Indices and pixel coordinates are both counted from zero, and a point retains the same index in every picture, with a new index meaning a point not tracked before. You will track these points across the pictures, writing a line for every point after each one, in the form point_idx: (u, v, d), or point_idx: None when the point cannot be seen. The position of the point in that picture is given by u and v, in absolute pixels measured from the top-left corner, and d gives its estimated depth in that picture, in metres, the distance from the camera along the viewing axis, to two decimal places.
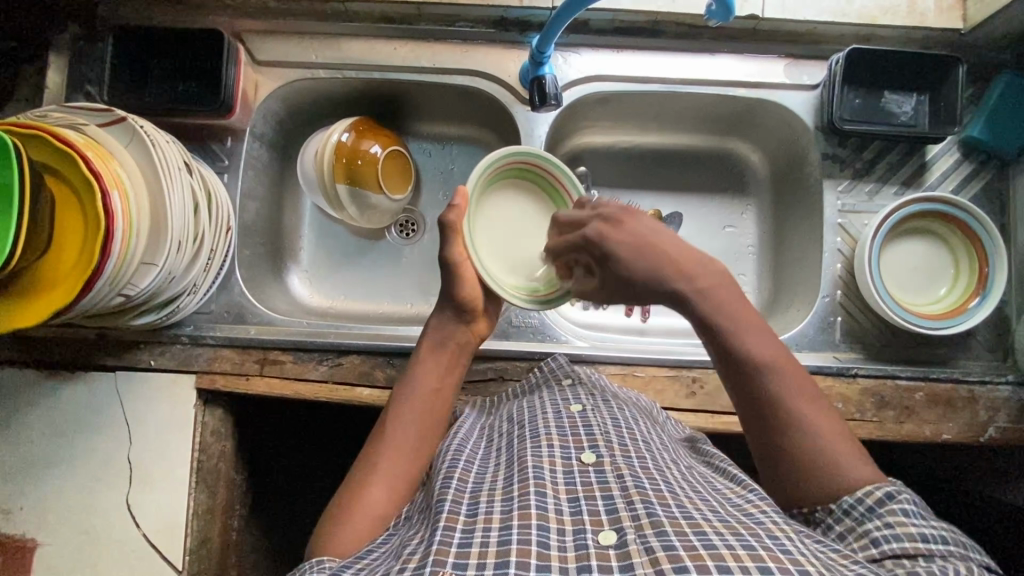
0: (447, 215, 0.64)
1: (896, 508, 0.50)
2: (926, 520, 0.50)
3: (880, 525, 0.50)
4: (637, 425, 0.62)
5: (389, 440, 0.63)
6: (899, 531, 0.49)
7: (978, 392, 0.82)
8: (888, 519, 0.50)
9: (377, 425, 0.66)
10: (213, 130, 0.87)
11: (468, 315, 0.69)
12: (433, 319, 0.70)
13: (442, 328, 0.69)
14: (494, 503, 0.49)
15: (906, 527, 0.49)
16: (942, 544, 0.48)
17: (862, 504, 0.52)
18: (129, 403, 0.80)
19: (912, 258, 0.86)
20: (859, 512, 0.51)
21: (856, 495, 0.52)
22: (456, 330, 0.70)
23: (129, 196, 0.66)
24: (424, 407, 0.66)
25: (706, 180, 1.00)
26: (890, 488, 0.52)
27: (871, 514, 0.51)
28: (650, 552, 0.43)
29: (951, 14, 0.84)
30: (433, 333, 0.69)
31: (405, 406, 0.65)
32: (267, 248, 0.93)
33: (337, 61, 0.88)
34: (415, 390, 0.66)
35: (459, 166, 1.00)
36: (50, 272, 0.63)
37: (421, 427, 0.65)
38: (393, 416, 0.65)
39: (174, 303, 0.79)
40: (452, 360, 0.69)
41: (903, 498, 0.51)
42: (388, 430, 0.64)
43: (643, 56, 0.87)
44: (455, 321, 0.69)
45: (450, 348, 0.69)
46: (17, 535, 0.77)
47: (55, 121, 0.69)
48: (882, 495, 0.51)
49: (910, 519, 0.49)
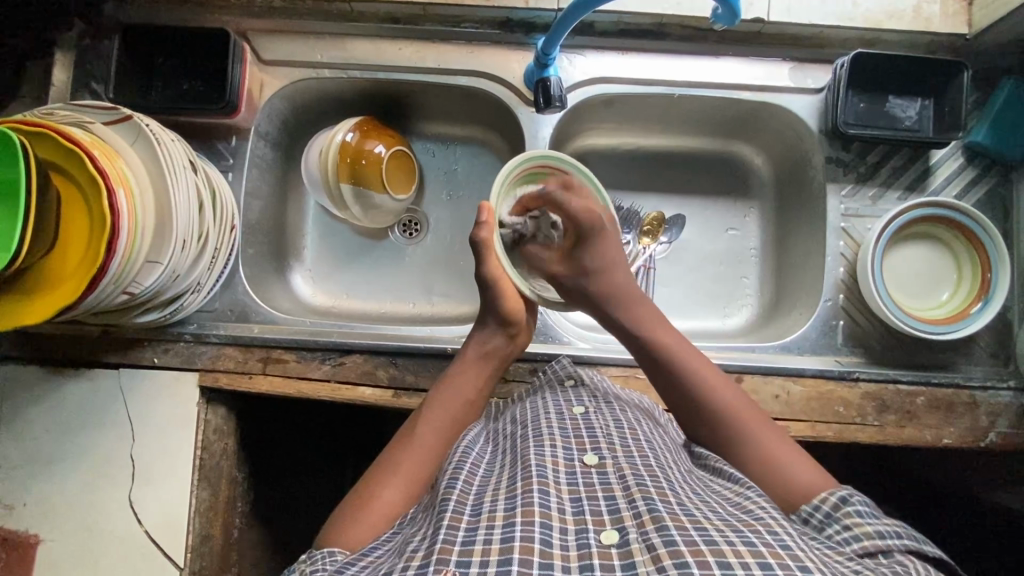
0: (475, 232, 0.68)
1: (851, 510, 0.50)
2: (879, 518, 0.50)
3: (839, 529, 0.49)
4: (639, 425, 0.63)
5: (414, 443, 0.64)
6: (857, 532, 0.48)
7: (979, 397, 0.83)
8: (847, 522, 0.49)
9: (402, 429, 0.67)
10: (217, 129, 0.87)
11: (511, 329, 0.72)
12: (476, 331, 0.73)
13: (486, 342, 0.71)
14: (498, 502, 0.49)
15: (862, 526, 0.49)
16: (896, 538, 0.48)
17: (819, 511, 0.51)
18: (132, 399, 0.80)
19: (916, 264, 0.87)
20: (819, 519, 0.51)
21: (814, 501, 0.52)
22: (499, 343, 0.72)
23: (135, 194, 0.66)
24: (455, 414, 0.67)
25: (710, 183, 1.01)
26: (842, 491, 0.52)
27: (830, 518, 0.50)
28: (651, 549, 0.43)
29: (957, 19, 0.84)
30: (475, 346, 0.72)
31: (435, 410, 0.67)
32: (271, 246, 0.94)
33: (341, 61, 0.88)
34: (451, 396, 0.68)
35: (462, 167, 1.00)
36: (58, 268, 0.64)
37: (448, 433, 0.66)
38: (422, 422, 0.66)
39: (180, 300, 0.79)
40: (491, 374, 0.71)
41: (857, 499, 0.51)
42: (414, 435, 0.65)
43: (647, 58, 0.87)
44: (498, 335, 0.72)
45: (493, 362, 0.72)
46: (19, 530, 0.77)
47: (63, 118, 0.69)
48: (836, 499, 0.51)
49: (865, 519, 0.49)
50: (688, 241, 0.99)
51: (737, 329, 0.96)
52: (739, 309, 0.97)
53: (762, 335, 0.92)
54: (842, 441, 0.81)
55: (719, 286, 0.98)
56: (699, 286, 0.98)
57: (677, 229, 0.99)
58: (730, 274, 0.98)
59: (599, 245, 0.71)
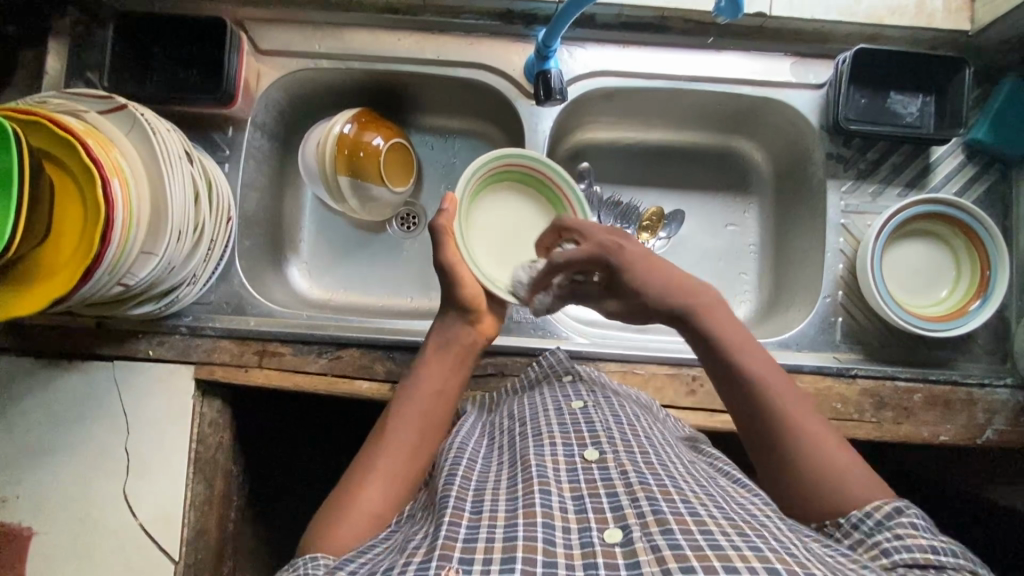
0: (436, 219, 0.69)
1: (907, 522, 0.50)
2: (936, 534, 0.49)
3: (889, 537, 0.49)
4: (638, 421, 0.63)
5: (389, 439, 0.63)
6: (910, 542, 0.48)
7: (976, 395, 0.83)
8: (899, 532, 0.49)
9: (377, 424, 0.66)
10: (214, 119, 0.86)
11: (472, 316, 0.71)
12: (438, 324, 0.72)
13: (447, 331, 0.71)
14: (499, 502, 0.49)
15: (917, 539, 0.48)
16: (952, 557, 0.47)
17: (870, 518, 0.51)
18: (127, 392, 0.80)
19: (915, 261, 0.86)
20: (868, 526, 0.51)
21: (866, 509, 0.52)
22: (461, 332, 0.71)
23: (129, 184, 0.65)
24: (426, 407, 0.66)
25: (710, 179, 1.00)
26: (898, 504, 0.52)
27: (882, 527, 0.50)
28: (656, 550, 0.43)
29: (960, 15, 0.84)
30: (438, 337, 0.70)
31: (405, 411, 0.65)
32: (267, 238, 0.93)
33: (339, 51, 0.87)
34: (419, 393, 0.67)
35: (461, 160, 1.00)
36: (53, 259, 0.63)
37: (422, 429, 0.65)
38: (393, 418, 0.65)
39: (174, 292, 0.78)
40: (456, 364, 0.70)
41: (913, 513, 0.51)
42: (387, 431, 0.64)
43: (649, 52, 0.87)
44: (460, 323, 0.71)
45: (454, 348, 0.70)
46: (12, 524, 0.77)
47: (55, 107, 0.68)
48: (890, 509, 0.51)
49: (921, 532, 0.49)
50: (687, 237, 0.99)
51: None
52: (737, 305, 0.97)
53: (760, 331, 0.92)
54: (839, 437, 0.81)
55: (718, 283, 0.97)
56: None
57: (677, 225, 0.99)
58: (729, 270, 0.98)
59: (627, 258, 0.64)
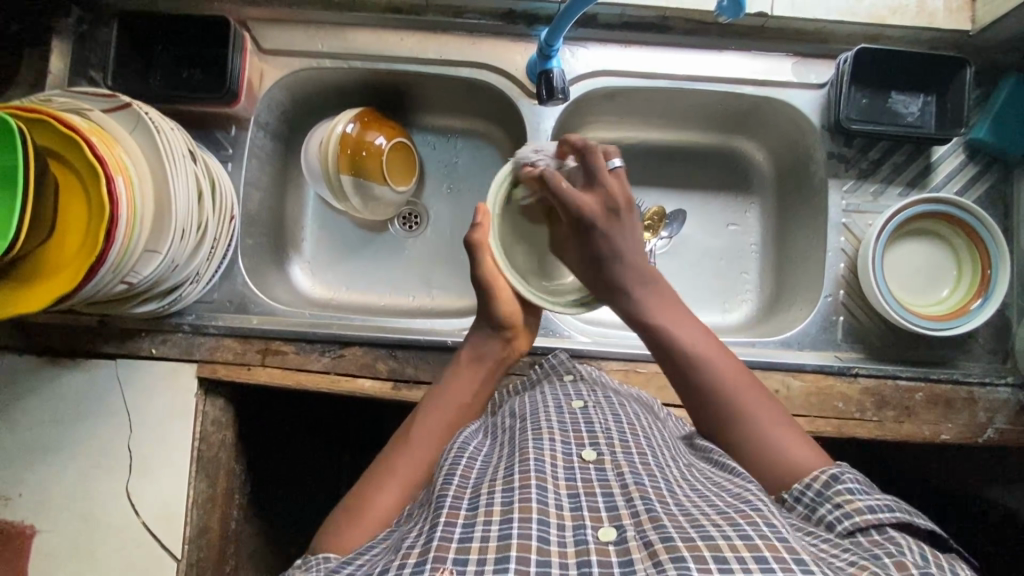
0: (470, 233, 0.71)
1: (843, 488, 0.50)
2: (871, 494, 0.50)
3: (831, 508, 0.50)
4: (638, 420, 0.63)
5: (411, 445, 0.64)
6: (850, 510, 0.49)
7: (977, 394, 0.83)
8: (838, 500, 0.50)
9: (399, 430, 0.68)
10: (217, 118, 0.86)
11: (507, 333, 0.74)
12: (473, 336, 0.75)
13: (482, 345, 0.74)
14: (494, 495, 0.49)
15: (853, 503, 0.49)
16: (888, 512, 0.48)
17: (811, 489, 0.52)
18: (130, 390, 0.80)
19: (916, 260, 0.87)
20: (811, 497, 0.52)
21: (805, 481, 0.53)
22: (493, 346, 0.74)
23: (133, 183, 0.65)
24: (451, 417, 0.68)
25: (711, 178, 1.00)
26: (834, 469, 0.52)
27: (823, 497, 0.51)
28: (648, 545, 0.43)
29: (961, 15, 0.84)
30: (471, 349, 0.74)
31: (432, 420, 0.67)
32: (270, 237, 0.93)
33: (342, 51, 0.87)
34: (448, 404, 0.69)
35: (463, 159, 1.00)
36: (55, 257, 0.63)
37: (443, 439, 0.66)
38: (417, 427, 0.66)
39: (177, 291, 0.78)
40: (486, 379, 0.73)
41: (848, 477, 0.51)
42: (410, 438, 0.65)
43: (651, 51, 0.87)
44: (495, 338, 0.74)
45: (487, 363, 0.73)
46: (15, 522, 0.77)
47: (59, 104, 0.68)
48: (828, 477, 0.52)
49: (856, 496, 0.49)
50: (689, 236, 0.99)
51: (737, 325, 0.96)
52: (739, 305, 0.97)
53: (762, 330, 0.92)
54: (841, 436, 0.81)
55: (719, 282, 0.98)
56: (700, 281, 0.98)
57: (678, 224, 0.99)
58: (731, 269, 0.98)
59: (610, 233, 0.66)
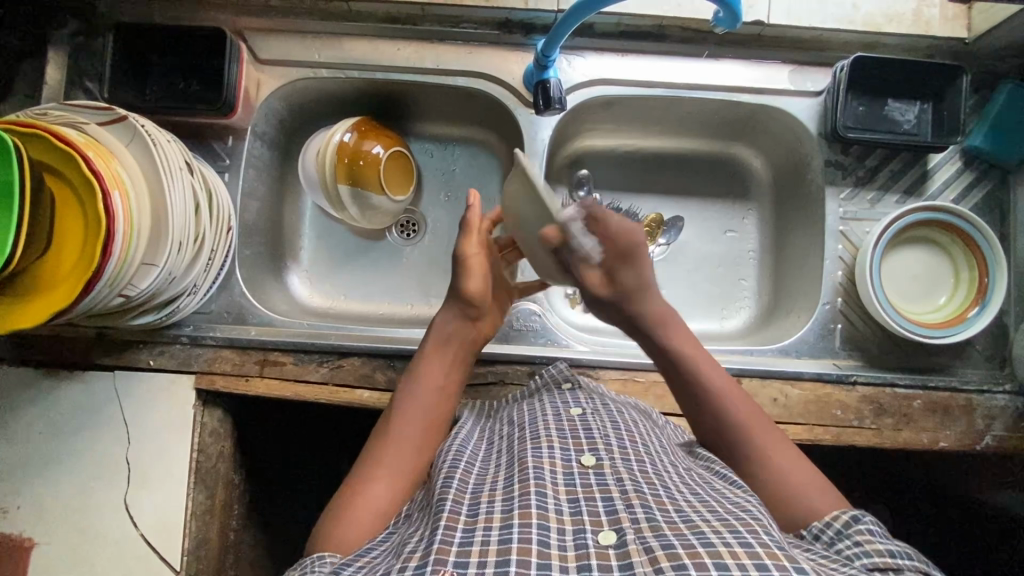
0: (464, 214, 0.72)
1: (863, 529, 0.50)
2: (891, 540, 0.50)
3: (848, 545, 0.49)
4: (637, 428, 0.63)
5: (394, 435, 0.63)
6: (867, 548, 0.48)
7: (976, 401, 0.83)
8: (857, 539, 0.49)
9: (380, 421, 0.66)
10: (214, 129, 0.86)
11: (475, 313, 0.72)
12: (440, 316, 0.72)
13: (449, 329, 0.71)
14: (494, 503, 0.49)
15: (873, 544, 0.48)
16: (907, 559, 0.47)
17: (830, 528, 0.52)
18: (128, 402, 0.80)
19: (912, 267, 0.87)
20: (829, 536, 0.52)
21: (825, 520, 0.53)
22: (462, 328, 0.71)
23: (128, 195, 0.65)
24: (430, 405, 0.66)
25: (709, 186, 1.01)
26: (856, 512, 0.52)
27: (841, 535, 0.51)
28: (649, 551, 0.43)
29: (956, 23, 0.84)
30: (440, 330, 0.71)
31: (409, 407, 0.66)
32: (267, 247, 0.93)
33: (339, 60, 0.87)
34: (420, 387, 0.68)
35: (461, 167, 1.00)
36: (50, 270, 0.63)
37: (425, 425, 0.65)
38: (398, 416, 0.65)
39: (173, 303, 0.78)
40: (456, 364, 0.70)
41: (870, 520, 0.51)
42: (393, 427, 0.64)
43: (648, 60, 0.87)
44: (462, 320, 0.71)
45: (455, 345, 0.71)
46: (13, 534, 0.77)
47: (53, 118, 0.68)
48: (848, 517, 0.52)
49: (876, 537, 0.49)
50: (686, 243, 0.99)
51: (735, 332, 0.96)
52: (737, 312, 0.97)
53: (760, 337, 0.92)
54: (840, 444, 0.81)
55: (718, 289, 0.98)
56: (698, 289, 0.98)
57: (676, 230, 0.99)
58: (729, 277, 0.98)
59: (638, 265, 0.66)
